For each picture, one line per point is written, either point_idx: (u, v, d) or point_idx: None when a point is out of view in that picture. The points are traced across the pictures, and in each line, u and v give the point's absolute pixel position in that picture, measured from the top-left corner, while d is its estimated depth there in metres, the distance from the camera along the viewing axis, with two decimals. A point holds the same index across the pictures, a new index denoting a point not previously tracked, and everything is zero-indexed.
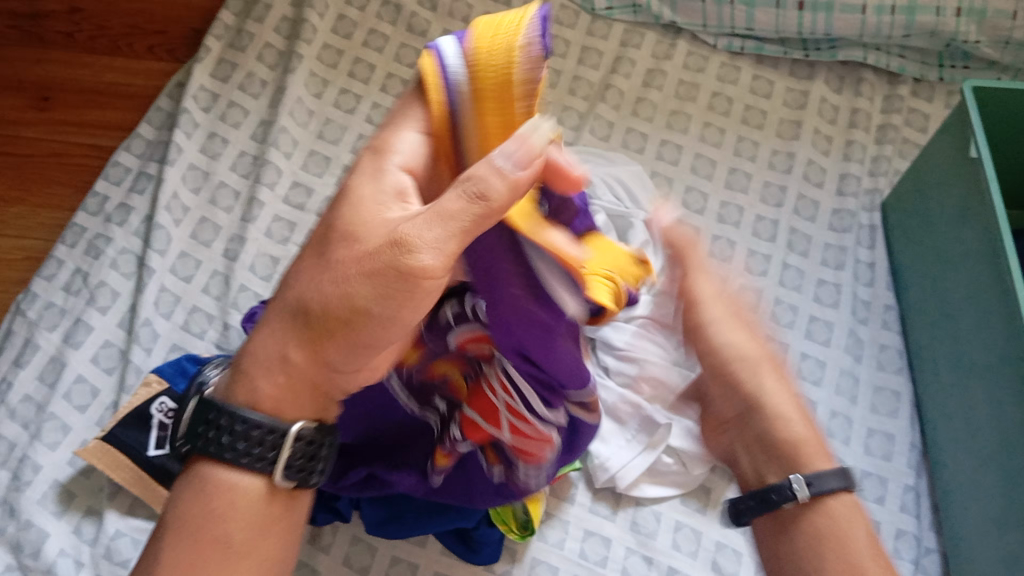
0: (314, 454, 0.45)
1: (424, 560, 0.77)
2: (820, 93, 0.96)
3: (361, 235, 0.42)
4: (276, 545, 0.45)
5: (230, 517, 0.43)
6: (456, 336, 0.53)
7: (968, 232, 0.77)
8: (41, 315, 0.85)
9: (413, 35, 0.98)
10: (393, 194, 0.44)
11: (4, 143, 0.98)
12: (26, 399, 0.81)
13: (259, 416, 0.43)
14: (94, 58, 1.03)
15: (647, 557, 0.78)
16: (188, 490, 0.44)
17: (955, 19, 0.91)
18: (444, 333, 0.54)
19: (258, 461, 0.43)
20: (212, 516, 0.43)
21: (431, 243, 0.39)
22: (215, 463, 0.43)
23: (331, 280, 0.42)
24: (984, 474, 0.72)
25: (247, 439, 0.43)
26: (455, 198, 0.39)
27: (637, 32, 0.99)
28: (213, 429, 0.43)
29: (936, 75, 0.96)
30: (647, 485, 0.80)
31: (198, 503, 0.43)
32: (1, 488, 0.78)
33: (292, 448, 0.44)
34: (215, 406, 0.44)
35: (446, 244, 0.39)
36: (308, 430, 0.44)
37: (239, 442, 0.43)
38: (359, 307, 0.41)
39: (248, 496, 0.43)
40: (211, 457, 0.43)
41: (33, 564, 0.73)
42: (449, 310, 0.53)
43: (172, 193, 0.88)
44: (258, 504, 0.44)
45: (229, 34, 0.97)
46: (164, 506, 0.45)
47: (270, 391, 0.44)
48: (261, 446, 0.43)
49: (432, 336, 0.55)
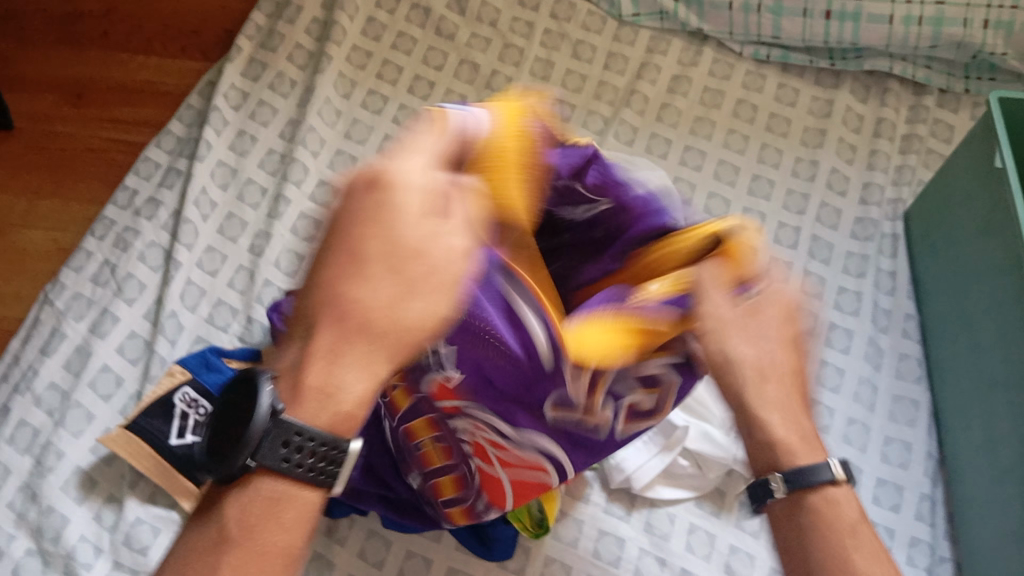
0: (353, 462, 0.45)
1: (439, 555, 0.77)
2: (845, 102, 0.97)
3: (435, 254, 0.43)
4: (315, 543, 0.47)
5: (286, 526, 0.44)
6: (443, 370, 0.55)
7: (992, 242, 0.76)
8: (69, 305, 0.86)
9: (441, 38, 0.99)
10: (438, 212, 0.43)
11: (39, 138, 1.01)
12: (52, 387, 0.83)
13: (321, 433, 0.43)
14: (129, 56, 1.05)
15: (661, 559, 0.77)
16: (245, 495, 0.45)
17: (982, 31, 0.91)
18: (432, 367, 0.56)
19: (319, 476, 0.44)
20: (270, 525, 0.44)
21: None
22: (276, 475, 0.44)
23: (412, 299, 0.43)
24: (1002, 486, 0.71)
25: (312, 456, 0.43)
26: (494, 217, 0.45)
27: (663, 39, 1.00)
28: (280, 446, 0.43)
29: (962, 87, 0.96)
30: (662, 487, 0.79)
31: (256, 511, 0.44)
32: (25, 473, 0.79)
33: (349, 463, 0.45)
34: (281, 425, 0.43)
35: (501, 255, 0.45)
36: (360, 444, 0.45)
37: (306, 459, 0.43)
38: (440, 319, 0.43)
39: (300, 505, 0.45)
40: (272, 470, 0.44)
41: (54, 549, 0.75)
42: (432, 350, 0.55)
43: (201, 188, 0.90)
44: (309, 512, 0.45)
45: (260, 35, 0.99)
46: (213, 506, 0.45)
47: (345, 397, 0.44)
48: (324, 463, 0.44)
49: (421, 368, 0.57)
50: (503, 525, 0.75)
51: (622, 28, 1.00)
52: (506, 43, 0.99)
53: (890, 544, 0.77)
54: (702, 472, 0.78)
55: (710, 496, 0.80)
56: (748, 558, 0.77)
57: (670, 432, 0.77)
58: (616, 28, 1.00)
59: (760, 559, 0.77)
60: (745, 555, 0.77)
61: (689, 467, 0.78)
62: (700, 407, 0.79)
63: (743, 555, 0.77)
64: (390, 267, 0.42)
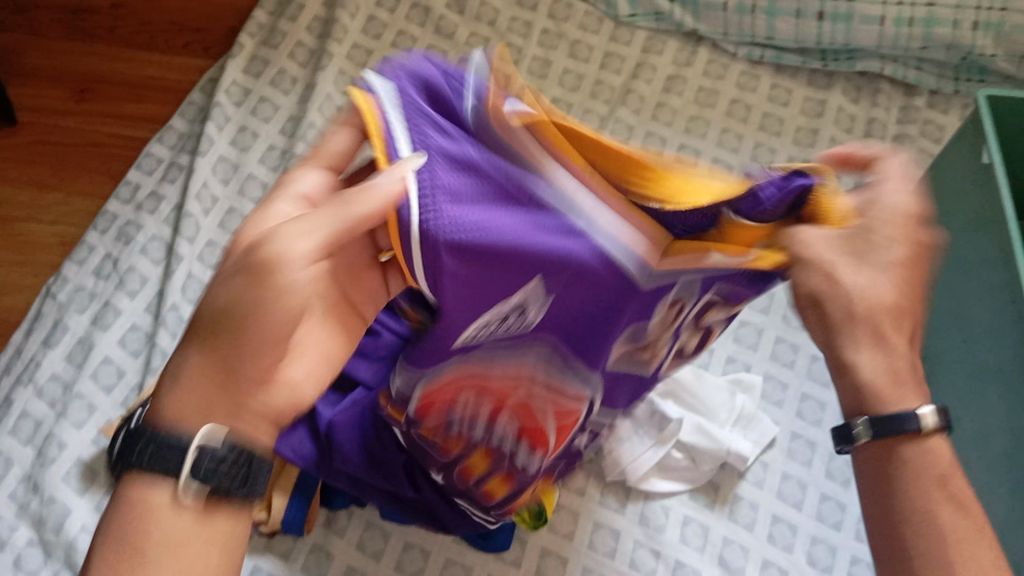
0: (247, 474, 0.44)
1: (436, 546, 0.78)
2: (837, 102, 0.98)
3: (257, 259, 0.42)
4: (211, 561, 0.44)
5: (148, 530, 0.43)
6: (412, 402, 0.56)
7: (982, 237, 0.78)
8: (72, 298, 0.87)
9: (441, 36, 1.00)
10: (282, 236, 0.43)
11: (42, 133, 1.02)
12: (54, 378, 0.84)
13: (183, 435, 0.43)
14: (131, 52, 1.06)
15: (655, 550, 0.78)
16: (116, 509, 0.43)
17: (972, 33, 0.92)
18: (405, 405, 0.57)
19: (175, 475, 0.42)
20: (135, 531, 0.42)
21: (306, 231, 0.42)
22: (138, 481, 0.43)
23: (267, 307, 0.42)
24: (995, 477, 0.73)
25: (163, 455, 0.42)
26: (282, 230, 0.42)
27: (659, 39, 1.01)
28: (138, 450, 0.43)
29: (952, 88, 0.97)
30: (656, 479, 0.80)
31: (125, 521, 0.43)
32: (28, 464, 0.80)
33: (209, 463, 0.43)
34: (141, 433, 0.43)
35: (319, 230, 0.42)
36: (228, 446, 0.43)
37: (164, 459, 0.42)
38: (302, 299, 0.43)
39: (166, 511, 0.43)
40: (136, 477, 0.43)
41: (55, 540, 0.75)
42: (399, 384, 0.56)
43: (203, 183, 0.91)
44: (177, 521, 0.43)
45: (261, 33, 1.00)
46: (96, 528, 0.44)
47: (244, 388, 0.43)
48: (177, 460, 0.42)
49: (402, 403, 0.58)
50: (500, 516, 0.76)
51: (619, 28, 1.02)
52: (504, 42, 1.01)
53: None
54: (695, 464, 0.80)
55: (704, 488, 0.81)
56: (741, 549, 0.78)
57: (664, 425, 0.79)
58: (613, 28, 1.02)
59: (752, 550, 0.78)
60: (738, 547, 0.78)
61: (682, 459, 0.80)
62: (696, 403, 0.81)
63: (736, 547, 0.78)
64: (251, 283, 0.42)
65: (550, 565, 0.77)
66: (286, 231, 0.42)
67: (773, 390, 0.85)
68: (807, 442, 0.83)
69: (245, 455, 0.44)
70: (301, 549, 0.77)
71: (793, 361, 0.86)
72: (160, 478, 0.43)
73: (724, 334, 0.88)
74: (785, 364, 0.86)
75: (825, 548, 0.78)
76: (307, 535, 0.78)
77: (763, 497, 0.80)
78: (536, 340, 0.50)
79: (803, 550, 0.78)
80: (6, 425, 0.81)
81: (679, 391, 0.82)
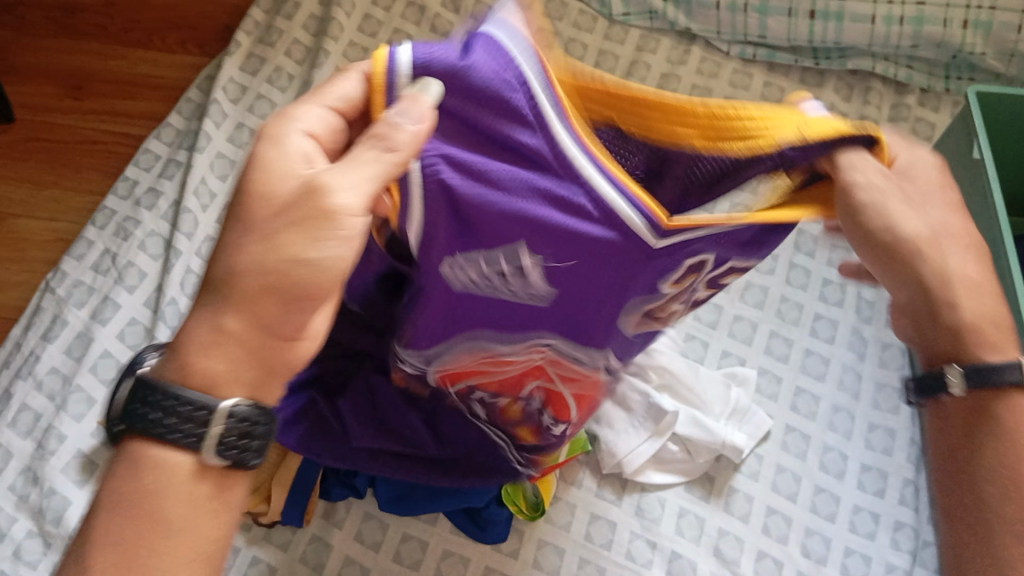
0: (251, 432, 0.46)
1: (434, 537, 0.79)
2: (829, 100, 0.99)
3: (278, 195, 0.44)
4: (213, 526, 0.47)
5: (163, 492, 0.45)
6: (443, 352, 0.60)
7: None
8: (70, 292, 0.88)
9: (436, 34, 1.01)
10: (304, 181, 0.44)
11: (39, 129, 1.02)
12: (52, 372, 0.84)
13: (193, 394, 0.44)
14: (128, 50, 1.06)
15: (651, 541, 0.79)
16: (126, 468, 0.45)
17: (962, 31, 0.94)
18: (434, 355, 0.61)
19: (187, 436, 0.45)
20: (145, 491, 0.44)
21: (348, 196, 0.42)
22: (148, 440, 0.45)
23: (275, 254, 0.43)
24: None
25: (177, 415, 0.44)
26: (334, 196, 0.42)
27: (652, 38, 1.02)
28: (146, 410, 0.45)
29: (942, 86, 0.99)
30: (652, 471, 0.80)
31: (133, 480, 0.45)
32: (27, 456, 0.80)
33: (222, 425, 0.45)
34: (152, 388, 0.45)
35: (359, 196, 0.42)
36: (241, 407, 0.45)
37: (174, 419, 0.44)
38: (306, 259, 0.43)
39: (177, 473, 0.45)
40: (148, 436, 0.45)
41: (55, 531, 0.76)
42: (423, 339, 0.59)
43: (201, 178, 0.92)
44: (186, 481, 0.45)
45: (258, 30, 1.01)
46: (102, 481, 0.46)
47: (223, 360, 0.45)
48: (190, 422, 0.44)
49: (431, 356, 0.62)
50: (498, 508, 0.77)
51: (613, 27, 1.03)
52: None
53: (874, 526, 0.79)
54: (691, 457, 0.81)
55: (699, 480, 0.82)
56: (736, 541, 0.79)
57: (660, 418, 0.80)
58: (607, 27, 1.03)
59: (747, 542, 0.79)
60: (733, 538, 0.79)
61: (678, 452, 0.81)
62: (691, 395, 0.82)
63: (731, 538, 0.79)
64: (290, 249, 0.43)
65: (547, 557, 0.78)
66: (334, 183, 0.42)
67: (768, 384, 0.86)
68: (801, 434, 0.84)
69: (258, 420, 0.46)
70: (300, 540, 0.78)
71: (786, 355, 0.87)
72: (176, 445, 0.45)
73: (718, 328, 0.89)
74: (778, 357, 0.87)
75: (820, 539, 0.79)
76: (307, 527, 0.78)
77: (758, 489, 0.81)
78: (538, 302, 0.50)
79: (798, 541, 0.79)
80: (5, 418, 0.82)
81: (672, 382, 0.83)
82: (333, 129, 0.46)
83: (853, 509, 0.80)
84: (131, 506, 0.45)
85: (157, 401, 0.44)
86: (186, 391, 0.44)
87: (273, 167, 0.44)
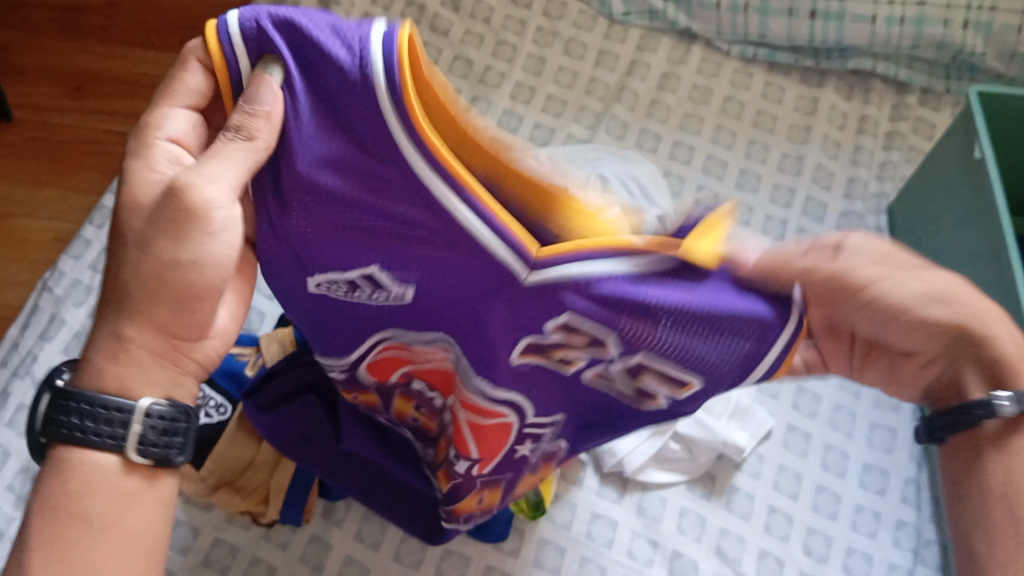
0: (171, 429, 0.48)
1: (435, 537, 0.78)
2: (830, 100, 0.99)
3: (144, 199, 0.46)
4: (144, 521, 0.48)
5: (89, 493, 0.46)
6: (363, 375, 0.62)
7: (976, 232, 0.79)
8: (68, 292, 0.88)
9: (436, 34, 1.01)
10: (168, 163, 0.47)
11: (40, 129, 1.02)
12: (51, 371, 0.84)
13: (116, 399, 0.46)
14: (129, 49, 1.06)
15: (653, 540, 0.78)
16: (51, 475, 0.46)
17: (962, 32, 0.94)
18: (356, 380, 0.64)
19: (111, 439, 0.46)
20: (72, 493, 0.46)
21: (212, 178, 0.43)
22: (73, 446, 0.46)
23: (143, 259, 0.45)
24: None
25: (96, 418, 0.45)
26: (194, 191, 0.44)
27: (653, 37, 1.02)
28: (68, 416, 0.46)
29: (943, 87, 0.99)
30: (653, 470, 0.80)
31: (61, 485, 0.46)
32: (26, 455, 0.80)
33: (142, 425, 0.46)
34: (71, 395, 0.46)
35: (224, 178, 0.43)
36: (159, 407, 0.47)
37: (94, 423, 0.46)
38: (178, 258, 0.45)
39: (103, 475, 0.46)
40: (67, 441, 0.46)
41: None
42: (338, 372, 0.63)
43: None
44: (115, 481, 0.46)
45: None
46: (33, 490, 0.47)
47: (143, 329, 0.47)
48: (110, 425, 0.46)
49: (356, 385, 0.65)
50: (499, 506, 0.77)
51: (614, 26, 1.02)
52: (500, 40, 1.01)
53: (876, 525, 0.79)
54: (692, 456, 0.80)
55: (701, 479, 0.81)
56: (737, 540, 0.78)
57: None
58: (607, 26, 1.03)
59: (749, 541, 0.78)
60: (735, 537, 0.79)
61: (679, 451, 0.80)
62: None
63: (733, 537, 0.78)
64: (166, 251, 0.45)
65: (548, 555, 0.78)
66: (196, 179, 0.44)
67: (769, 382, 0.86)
68: (802, 433, 0.83)
69: (177, 417, 0.48)
70: (299, 540, 0.78)
71: None
72: (104, 448, 0.46)
73: None
74: None
75: (822, 538, 0.79)
76: (306, 526, 0.78)
77: (760, 488, 0.81)
78: (395, 302, 0.50)
79: (799, 540, 0.79)
80: (3, 418, 0.81)
81: None
82: (196, 127, 0.47)
83: (855, 508, 0.80)
84: (63, 510, 0.46)
85: (87, 408, 0.46)
86: (107, 398, 0.46)
87: (140, 180, 0.46)
